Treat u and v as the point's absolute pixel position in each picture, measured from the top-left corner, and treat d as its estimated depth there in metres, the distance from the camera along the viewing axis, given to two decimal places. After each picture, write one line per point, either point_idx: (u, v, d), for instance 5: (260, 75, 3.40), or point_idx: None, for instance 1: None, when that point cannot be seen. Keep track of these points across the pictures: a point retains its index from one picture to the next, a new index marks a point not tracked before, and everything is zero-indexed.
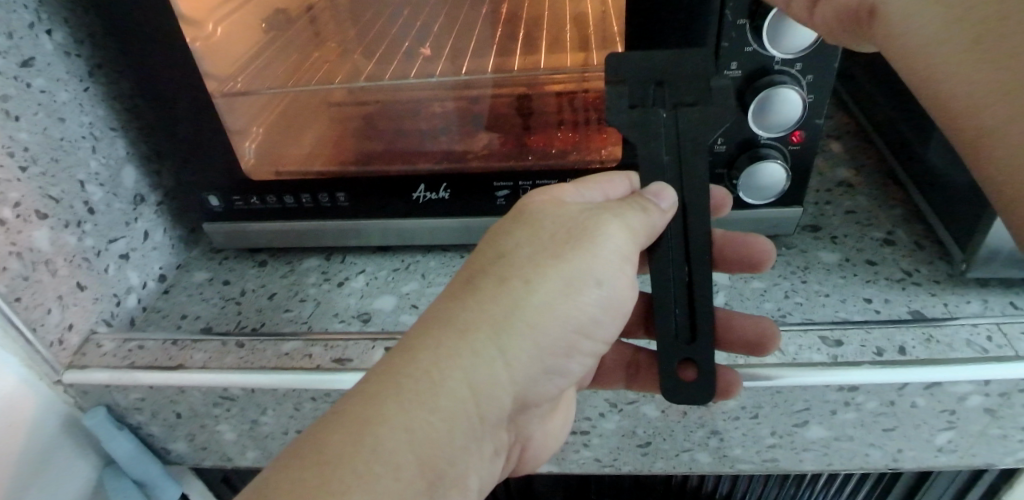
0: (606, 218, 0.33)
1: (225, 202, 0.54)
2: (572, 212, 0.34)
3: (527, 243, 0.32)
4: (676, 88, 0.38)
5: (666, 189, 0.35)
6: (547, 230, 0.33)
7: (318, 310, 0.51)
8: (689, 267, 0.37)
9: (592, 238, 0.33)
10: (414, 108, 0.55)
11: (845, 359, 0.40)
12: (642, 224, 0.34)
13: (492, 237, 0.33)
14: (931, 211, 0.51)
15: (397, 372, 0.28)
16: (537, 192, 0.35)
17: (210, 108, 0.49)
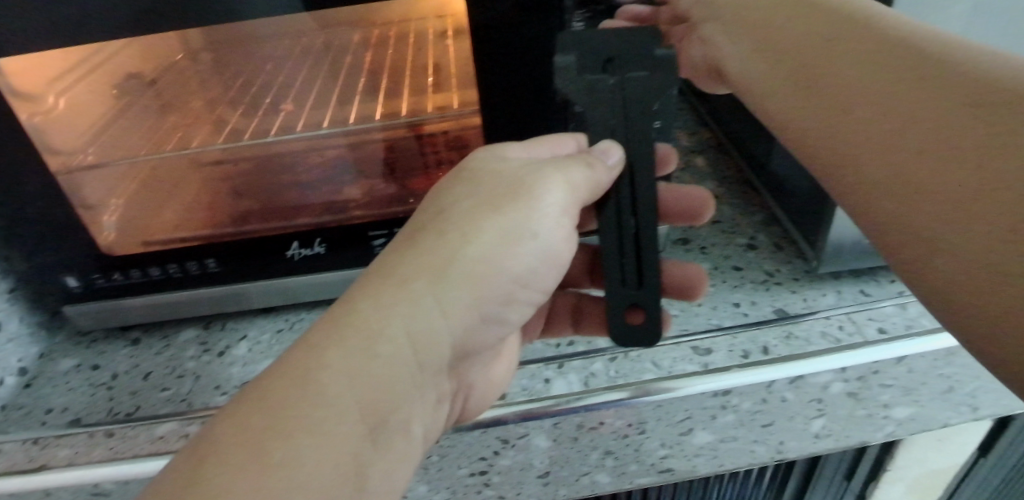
0: (547, 172, 0.36)
1: (85, 282, 0.50)
2: (510, 169, 0.37)
3: (464, 197, 0.35)
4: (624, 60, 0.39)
5: (613, 147, 0.37)
6: (490, 184, 0.36)
7: (198, 384, 0.48)
8: (636, 219, 0.39)
9: (530, 192, 0.35)
10: (290, 161, 0.55)
11: (715, 366, 0.43)
12: (582, 181, 0.35)
13: (437, 195, 0.36)
14: (784, 214, 0.55)
15: (343, 322, 0.31)
16: (481, 151, 0.39)
17: (55, 187, 0.46)
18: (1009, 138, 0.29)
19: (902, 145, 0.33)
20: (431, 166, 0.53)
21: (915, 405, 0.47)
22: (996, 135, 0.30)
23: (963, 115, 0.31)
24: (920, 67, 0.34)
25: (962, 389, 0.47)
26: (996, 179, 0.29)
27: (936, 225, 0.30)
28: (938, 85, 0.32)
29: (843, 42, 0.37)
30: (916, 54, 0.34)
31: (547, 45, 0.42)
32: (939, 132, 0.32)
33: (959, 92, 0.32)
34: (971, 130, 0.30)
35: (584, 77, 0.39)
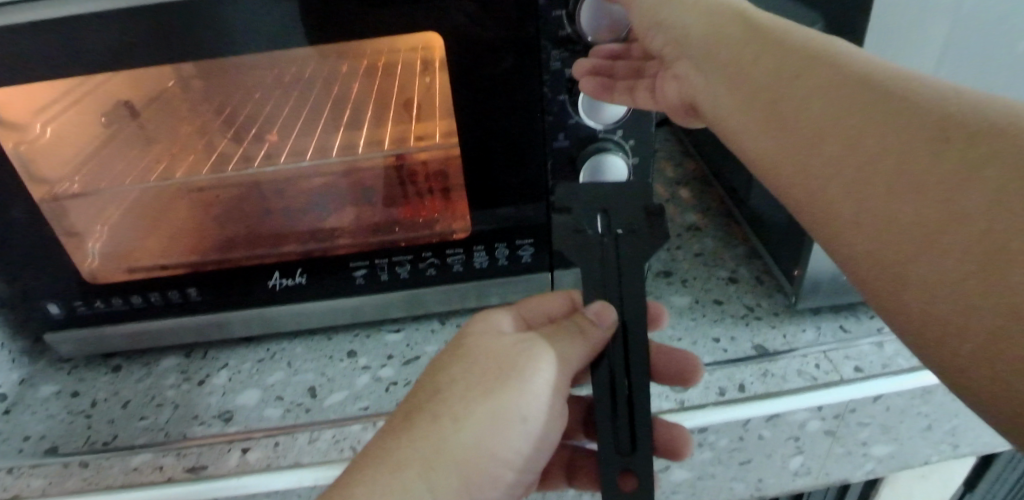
0: (536, 350, 0.35)
1: (67, 309, 0.51)
2: (504, 345, 0.36)
3: (460, 377, 0.35)
4: (617, 216, 0.39)
5: (606, 309, 0.36)
6: (479, 364, 0.35)
7: (176, 413, 0.48)
8: (627, 384, 0.37)
9: (520, 371, 0.35)
10: (278, 187, 0.53)
11: (691, 403, 0.43)
12: (576, 351, 0.35)
13: (431, 372, 0.36)
14: (764, 248, 0.55)
15: (337, 490, 0.31)
16: (476, 321, 0.38)
17: (40, 214, 0.46)
18: (981, 163, 0.23)
19: (890, 174, 0.25)
20: (410, 196, 0.52)
21: (895, 443, 0.47)
22: (973, 160, 0.23)
23: (951, 133, 0.24)
24: (865, 83, 0.27)
25: (942, 426, 0.47)
26: (963, 208, 0.22)
27: (896, 264, 0.24)
28: (894, 100, 0.26)
29: (780, 60, 0.31)
30: (860, 70, 0.28)
31: (524, 82, 0.43)
32: (902, 159, 0.25)
33: (894, 119, 0.26)
34: (952, 148, 0.24)
35: (581, 231, 0.39)
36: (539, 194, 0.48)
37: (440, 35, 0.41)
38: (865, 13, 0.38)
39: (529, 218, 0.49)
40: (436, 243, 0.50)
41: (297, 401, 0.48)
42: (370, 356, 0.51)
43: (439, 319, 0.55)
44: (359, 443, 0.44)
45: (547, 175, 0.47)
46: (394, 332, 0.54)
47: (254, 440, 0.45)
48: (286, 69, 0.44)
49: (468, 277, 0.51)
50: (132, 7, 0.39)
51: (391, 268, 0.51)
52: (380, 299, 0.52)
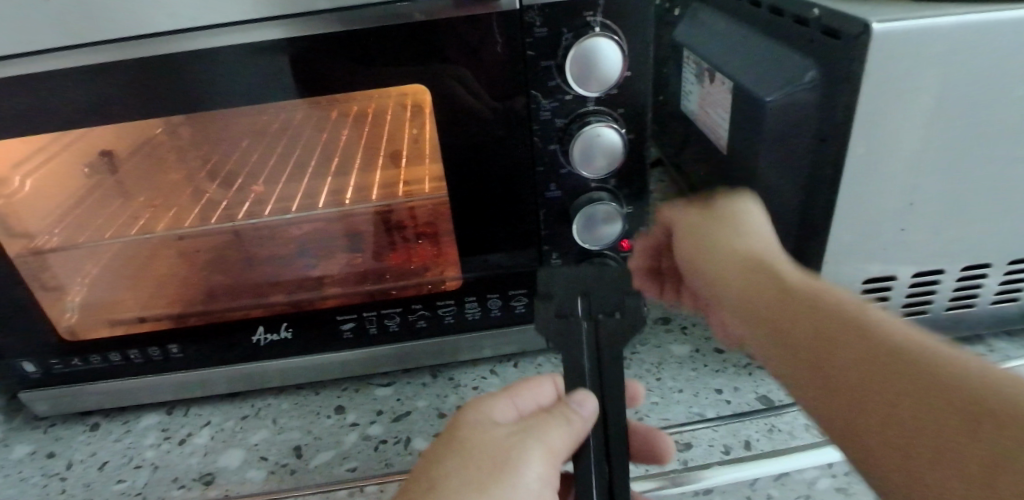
0: (528, 443, 0.33)
1: (43, 366, 0.49)
2: (496, 437, 0.33)
3: (452, 473, 0.31)
4: (598, 298, 0.38)
5: (590, 396, 0.34)
6: (473, 458, 0.32)
7: (155, 475, 0.46)
8: (607, 465, 0.35)
9: (514, 466, 0.32)
10: (266, 236, 0.51)
11: (696, 463, 0.42)
12: (564, 443, 0.33)
13: (418, 469, 0.33)
14: None
15: None
16: (464, 412, 0.35)
17: (16, 269, 0.45)
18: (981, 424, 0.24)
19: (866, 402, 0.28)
20: (398, 242, 0.50)
21: None
22: (937, 403, 0.26)
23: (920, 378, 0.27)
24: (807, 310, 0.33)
25: None
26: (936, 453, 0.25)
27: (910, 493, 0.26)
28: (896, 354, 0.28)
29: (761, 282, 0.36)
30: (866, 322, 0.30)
31: (512, 134, 0.42)
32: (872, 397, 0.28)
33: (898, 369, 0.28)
34: (907, 382, 0.27)
35: (560, 316, 0.37)
36: (531, 243, 0.46)
37: (428, 86, 0.41)
38: (857, 66, 0.37)
39: (521, 267, 0.47)
40: (426, 292, 0.49)
41: (282, 462, 0.46)
42: (359, 412, 0.49)
43: (430, 372, 0.53)
44: None
45: (532, 228, 0.46)
46: (384, 386, 0.52)
47: None
48: (272, 121, 0.43)
49: (459, 328, 0.50)
50: (113, 61, 0.39)
51: (379, 321, 0.49)
52: (369, 352, 0.50)
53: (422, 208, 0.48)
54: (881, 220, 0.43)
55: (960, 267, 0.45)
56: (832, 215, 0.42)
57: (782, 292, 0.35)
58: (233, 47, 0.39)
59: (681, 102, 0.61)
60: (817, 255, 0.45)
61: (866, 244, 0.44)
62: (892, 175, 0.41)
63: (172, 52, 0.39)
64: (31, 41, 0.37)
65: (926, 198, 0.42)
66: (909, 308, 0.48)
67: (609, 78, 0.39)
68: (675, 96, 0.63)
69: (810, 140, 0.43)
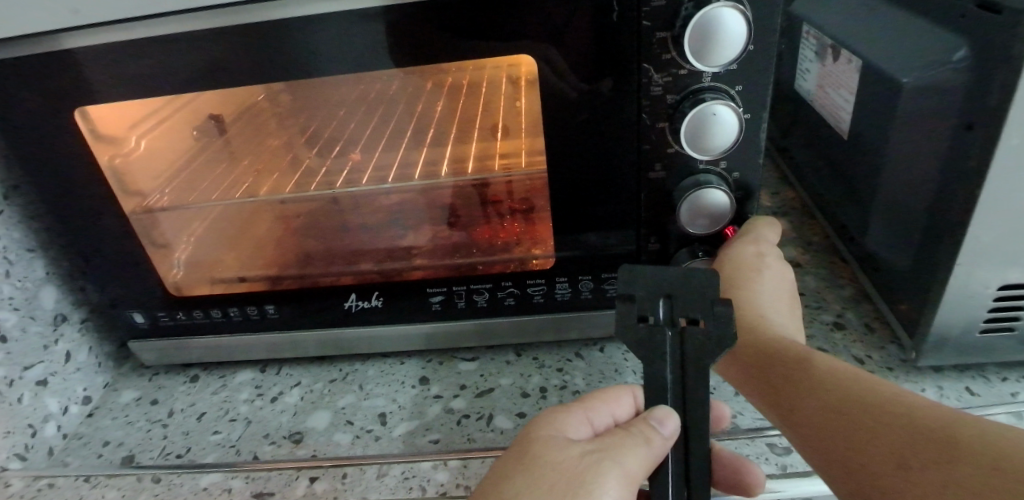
0: (605, 464, 0.31)
1: (151, 319, 0.51)
2: (571, 456, 0.31)
3: (524, 491, 0.30)
4: (683, 304, 0.35)
5: (671, 414, 0.32)
6: (544, 480, 0.30)
7: (248, 430, 0.48)
8: (688, 488, 0.32)
9: (591, 490, 0.29)
10: (358, 205, 0.51)
11: (794, 470, 0.39)
12: (643, 466, 0.31)
13: (489, 483, 0.31)
14: (877, 293, 0.51)
15: None
16: (537, 425, 0.34)
17: (131, 225, 0.47)
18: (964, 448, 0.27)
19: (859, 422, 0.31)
20: (491, 217, 0.49)
21: None
22: (926, 434, 0.29)
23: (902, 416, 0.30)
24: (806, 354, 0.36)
25: None
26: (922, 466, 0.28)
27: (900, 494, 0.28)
28: (876, 386, 0.32)
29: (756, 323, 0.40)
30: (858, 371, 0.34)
31: (618, 110, 0.40)
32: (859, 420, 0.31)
33: (875, 394, 0.32)
34: (898, 416, 0.30)
35: (643, 325, 0.34)
36: (629, 224, 0.45)
37: (535, 59, 0.39)
38: (1019, 47, 0.33)
39: (616, 250, 0.46)
40: (516, 269, 0.48)
41: (367, 427, 0.46)
42: (443, 385, 0.49)
43: (514, 351, 0.52)
44: (429, 483, 0.39)
45: (631, 210, 0.44)
46: (468, 361, 0.51)
47: (322, 469, 0.41)
48: (374, 89, 0.43)
49: (548, 309, 0.49)
50: (228, 26, 0.39)
51: (468, 295, 0.49)
52: (456, 326, 0.50)
53: (520, 183, 0.47)
54: None
55: None
56: (972, 212, 0.38)
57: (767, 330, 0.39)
58: (343, 14, 0.39)
59: (796, 82, 0.57)
60: (947, 256, 0.41)
61: (1007, 249, 0.39)
62: None
63: (283, 17, 0.39)
64: (152, 3, 0.38)
65: None
66: None
67: (730, 53, 0.36)
68: (788, 76, 0.59)
69: (952, 127, 0.39)
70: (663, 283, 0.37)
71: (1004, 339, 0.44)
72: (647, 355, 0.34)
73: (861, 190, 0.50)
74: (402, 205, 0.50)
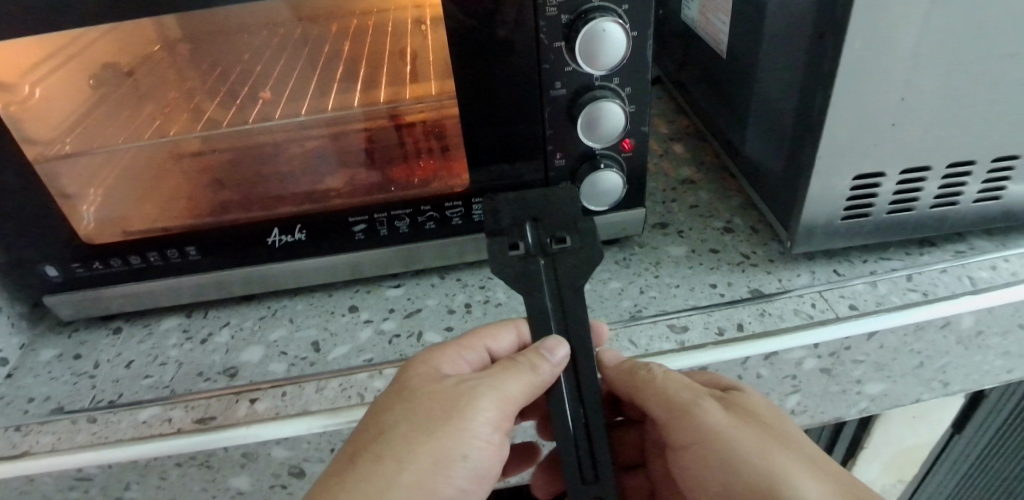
0: (482, 391, 0.38)
1: (65, 271, 0.50)
2: (449, 385, 0.39)
3: (405, 416, 0.37)
4: (546, 226, 0.43)
5: (560, 344, 0.39)
6: (423, 405, 0.37)
7: (180, 371, 0.49)
8: (581, 407, 0.40)
9: (465, 412, 0.37)
10: (273, 150, 0.53)
11: (691, 344, 0.43)
12: (518, 392, 0.38)
13: (376, 410, 0.38)
14: (758, 197, 0.57)
15: None
16: (419, 360, 0.40)
17: (34, 175, 0.46)
18: None
19: None
20: (406, 157, 0.52)
21: (889, 381, 0.49)
22: None
23: None
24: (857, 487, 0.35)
25: (933, 364, 0.49)
26: None
27: None
28: None
29: (781, 430, 0.37)
30: None
31: (520, 35, 0.43)
32: None
33: None
34: None
35: (520, 258, 0.41)
36: (536, 147, 0.48)
37: None
38: None
39: (527, 170, 0.49)
40: (436, 200, 0.50)
41: (301, 355, 0.48)
42: (372, 310, 0.52)
43: (438, 274, 0.55)
44: (367, 391, 0.41)
45: (535, 133, 0.47)
46: (394, 287, 0.54)
47: (261, 390, 0.42)
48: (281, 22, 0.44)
49: (467, 228, 0.52)
50: None
51: (389, 223, 0.51)
52: (379, 254, 0.52)
53: (435, 114, 0.49)
54: (875, 116, 0.44)
55: (945, 164, 0.48)
56: (826, 113, 0.44)
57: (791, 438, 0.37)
58: None
59: (682, 12, 0.62)
60: (810, 154, 0.47)
61: (859, 141, 0.45)
62: (887, 71, 0.42)
63: None
64: None
65: (917, 92, 0.43)
66: (897, 206, 0.50)
67: None
68: (675, 8, 0.63)
69: (807, 38, 0.44)
70: (523, 207, 0.43)
71: (860, 225, 0.50)
72: (527, 286, 0.41)
73: (741, 107, 0.55)
74: (313, 150, 0.53)
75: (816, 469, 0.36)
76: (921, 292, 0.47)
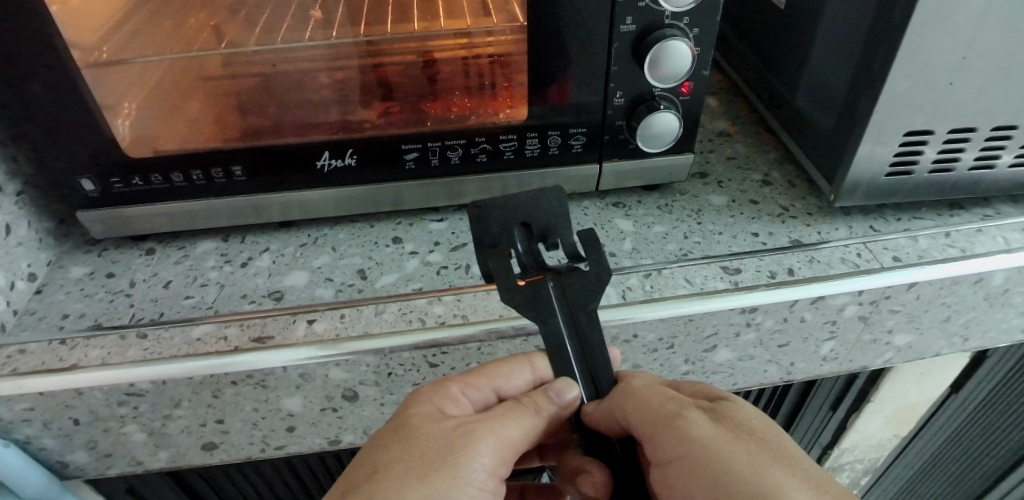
0: (480, 434, 0.37)
1: (103, 185, 0.49)
2: (448, 427, 0.38)
3: (397, 458, 0.36)
4: (534, 231, 0.40)
5: (569, 387, 0.38)
6: (418, 447, 0.37)
7: (223, 292, 0.48)
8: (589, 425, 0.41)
9: (461, 454, 0.36)
10: (294, 85, 0.50)
11: (745, 284, 0.44)
12: (516, 434, 0.38)
13: (369, 449, 0.38)
14: (800, 151, 0.58)
15: None
16: (419, 400, 0.39)
17: (76, 81, 0.44)
18: None
19: None
20: (441, 93, 0.50)
21: (916, 333, 0.51)
22: None
23: None
24: None
25: (959, 319, 0.51)
26: None
27: None
28: None
29: (767, 447, 0.36)
30: None
31: None
32: None
33: None
34: None
35: (530, 284, 0.39)
36: (598, 84, 0.47)
37: None
38: None
39: (585, 106, 0.49)
40: (484, 134, 0.49)
41: (348, 282, 0.48)
42: (417, 242, 0.52)
43: None
44: (428, 317, 0.42)
45: (599, 70, 0.47)
46: (438, 222, 0.54)
47: (318, 312, 0.42)
48: None
49: (518, 165, 0.51)
50: None
51: (442, 152, 0.50)
52: (426, 185, 0.52)
53: (474, 48, 0.49)
54: (936, 74, 0.45)
55: (990, 127, 0.48)
56: (891, 67, 0.44)
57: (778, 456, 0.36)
58: None
59: None
60: (866, 108, 0.47)
61: (918, 98, 0.46)
62: (958, 27, 0.42)
63: None
64: None
65: (980, 51, 0.44)
66: (938, 167, 0.51)
67: None
68: None
69: None
70: (512, 209, 0.40)
71: (902, 183, 0.51)
72: (539, 315, 0.38)
73: (793, 59, 0.56)
74: (338, 82, 0.51)
75: (808, 489, 0.34)
76: (960, 248, 0.48)
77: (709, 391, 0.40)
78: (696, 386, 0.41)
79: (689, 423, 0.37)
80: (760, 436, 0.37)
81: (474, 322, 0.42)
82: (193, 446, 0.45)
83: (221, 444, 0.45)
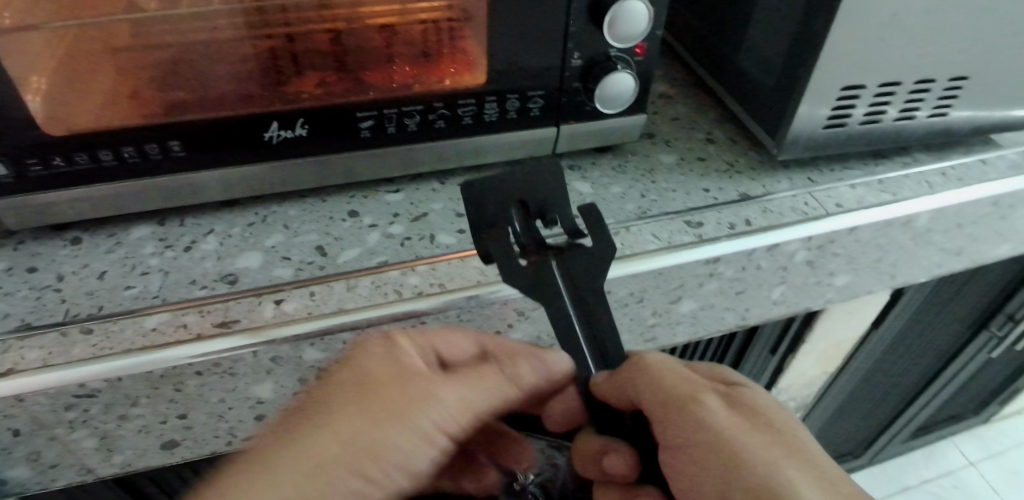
0: (445, 393, 0.36)
1: (16, 169, 0.43)
2: (411, 376, 0.36)
3: (354, 401, 0.35)
4: (533, 209, 0.40)
5: (560, 360, 0.38)
6: (380, 397, 0.35)
7: (168, 279, 0.44)
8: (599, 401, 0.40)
9: (421, 411, 0.36)
10: (201, 52, 0.44)
11: (708, 237, 0.46)
12: (482, 400, 0.37)
13: (328, 392, 0.36)
14: (740, 108, 0.60)
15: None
16: (380, 348, 0.37)
17: None
18: None
19: None
20: (394, 58, 0.48)
21: (853, 273, 0.55)
22: None
23: None
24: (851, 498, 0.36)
25: (888, 258, 0.55)
26: None
27: None
28: None
29: (777, 435, 0.38)
30: None
31: None
32: None
33: None
34: None
35: (535, 263, 0.38)
36: (556, 46, 0.47)
37: None
38: None
39: (543, 68, 0.48)
40: (445, 97, 0.48)
41: (307, 260, 0.45)
42: (375, 215, 0.50)
43: (437, 179, 0.54)
44: (403, 288, 0.41)
45: (558, 31, 0.46)
46: (394, 193, 0.52)
47: (284, 292, 0.40)
48: None
49: (475, 129, 0.50)
50: None
51: (399, 119, 0.49)
52: (381, 155, 0.50)
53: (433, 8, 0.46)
54: (870, 32, 0.48)
55: (914, 80, 0.52)
56: (834, 24, 0.47)
57: (787, 444, 0.38)
58: None
59: None
60: (807, 67, 0.50)
61: (855, 55, 0.49)
62: None
63: None
64: None
65: (909, 9, 0.47)
66: (869, 118, 0.54)
67: None
68: None
69: None
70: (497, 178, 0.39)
71: (838, 135, 0.54)
72: (542, 290, 0.38)
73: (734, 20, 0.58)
74: (267, 51, 0.45)
75: (813, 474, 0.37)
76: (891, 193, 0.53)
77: (721, 377, 0.42)
78: (709, 371, 0.43)
79: (705, 404, 0.39)
80: (773, 423, 0.39)
81: (452, 289, 0.41)
82: (151, 445, 0.42)
83: (182, 441, 0.43)
